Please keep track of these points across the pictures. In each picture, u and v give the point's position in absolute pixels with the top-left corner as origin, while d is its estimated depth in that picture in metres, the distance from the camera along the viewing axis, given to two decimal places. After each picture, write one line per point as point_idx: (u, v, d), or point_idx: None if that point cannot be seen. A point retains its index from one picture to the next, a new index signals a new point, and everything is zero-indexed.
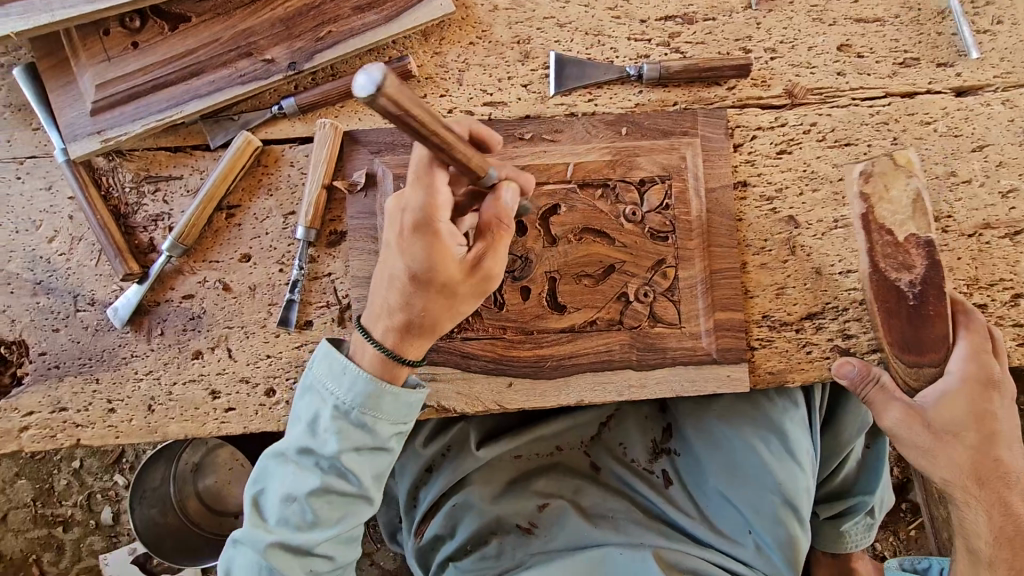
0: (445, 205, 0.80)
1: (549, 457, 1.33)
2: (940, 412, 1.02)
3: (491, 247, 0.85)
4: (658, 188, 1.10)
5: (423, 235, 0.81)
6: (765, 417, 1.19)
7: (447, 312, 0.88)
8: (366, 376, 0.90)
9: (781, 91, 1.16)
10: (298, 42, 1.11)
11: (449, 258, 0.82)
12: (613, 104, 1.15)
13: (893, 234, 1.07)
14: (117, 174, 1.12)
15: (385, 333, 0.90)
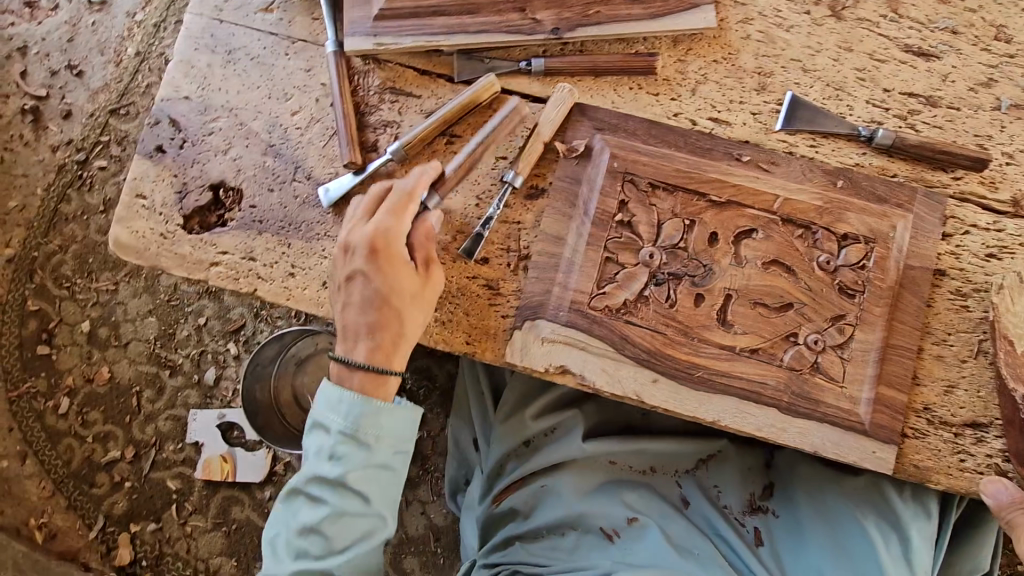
0: (391, 227, 1.07)
1: (641, 474, 1.27)
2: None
3: (435, 258, 1.11)
4: (859, 247, 1.10)
5: (375, 260, 1.06)
6: (893, 516, 1.14)
7: (417, 318, 1.08)
8: (359, 398, 1.06)
9: (1008, 197, 1.14)
10: (566, 12, 1.20)
11: (391, 273, 1.06)
12: (834, 156, 1.16)
13: (1013, 345, 1.08)
14: (368, 77, 1.24)
15: (367, 355, 1.07)
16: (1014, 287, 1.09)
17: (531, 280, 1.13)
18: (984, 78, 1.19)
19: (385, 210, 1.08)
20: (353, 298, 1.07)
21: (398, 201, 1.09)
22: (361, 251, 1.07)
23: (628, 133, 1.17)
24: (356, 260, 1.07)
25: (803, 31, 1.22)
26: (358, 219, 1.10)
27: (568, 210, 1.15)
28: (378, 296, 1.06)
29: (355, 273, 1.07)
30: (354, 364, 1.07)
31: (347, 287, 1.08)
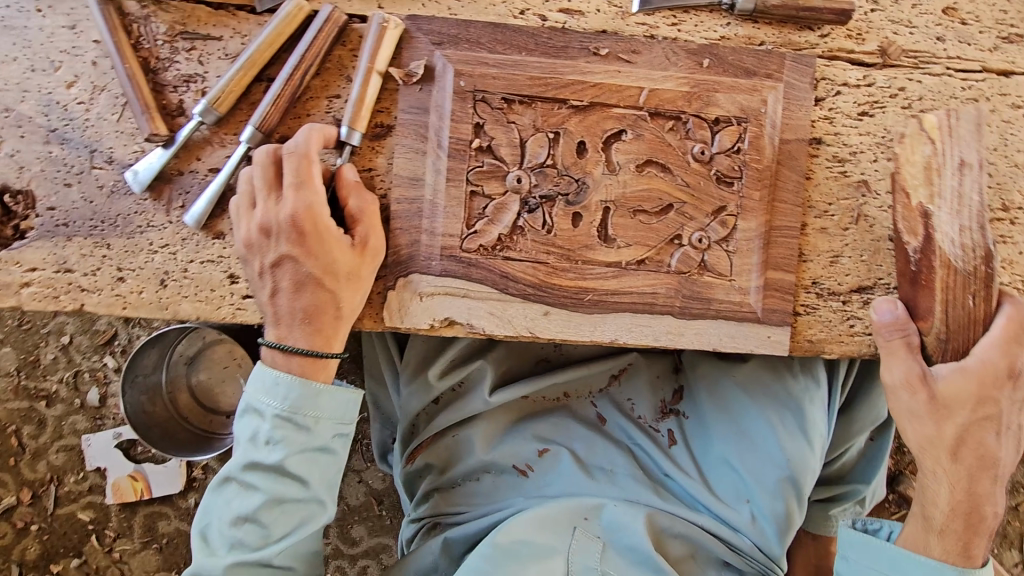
0: (305, 203, 0.93)
1: (555, 402, 1.30)
2: (945, 386, 0.99)
3: (376, 227, 0.99)
4: (732, 130, 1.03)
5: (300, 243, 0.93)
6: (786, 395, 1.20)
7: (357, 296, 0.97)
8: (297, 380, 0.96)
9: (875, 47, 1.09)
10: None
11: (314, 254, 0.94)
12: (697, 32, 1.06)
13: (906, 198, 1.01)
14: (150, 24, 1.01)
15: (307, 338, 0.96)
16: (912, 136, 1.01)
17: (396, 233, 1.02)
18: None
19: (291, 183, 0.94)
20: (282, 284, 0.95)
21: (301, 170, 0.94)
22: (282, 236, 0.94)
23: (471, 43, 1.02)
24: (278, 246, 0.94)
25: None
26: (267, 198, 0.95)
27: (419, 145, 1.01)
28: (310, 279, 0.94)
29: (280, 258, 0.95)
30: (290, 348, 0.96)
31: (270, 273, 0.96)
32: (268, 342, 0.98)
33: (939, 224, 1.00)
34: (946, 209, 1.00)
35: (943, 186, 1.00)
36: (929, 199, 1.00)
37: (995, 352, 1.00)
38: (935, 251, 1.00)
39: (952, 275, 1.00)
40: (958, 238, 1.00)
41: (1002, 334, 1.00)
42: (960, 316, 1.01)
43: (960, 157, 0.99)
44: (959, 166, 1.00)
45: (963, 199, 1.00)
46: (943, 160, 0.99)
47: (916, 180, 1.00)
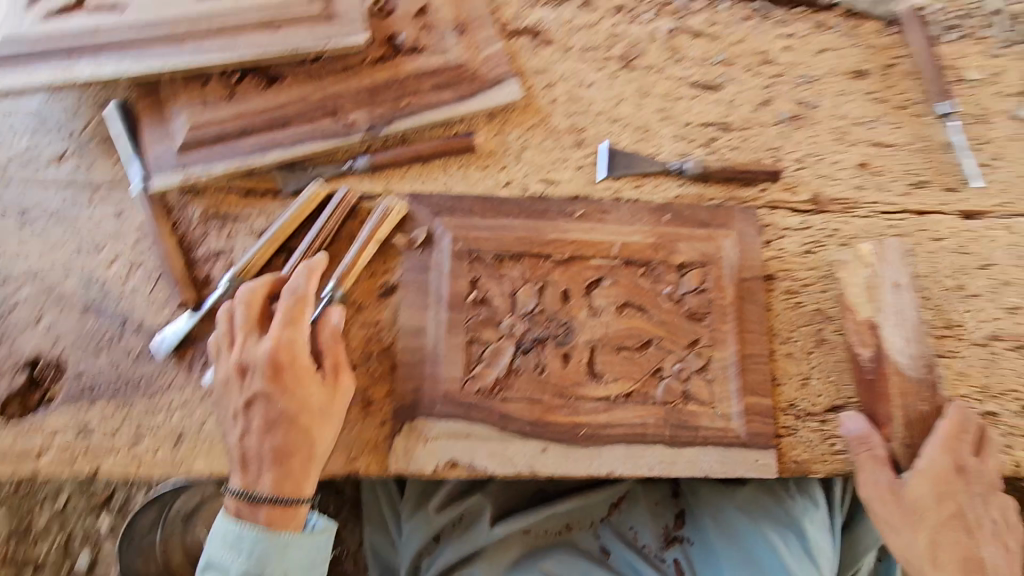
0: (285, 344, 1.03)
1: (559, 535, 1.29)
2: (911, 492, 1.09)
3: (346, 366, 1.07)
4: (697, 273, 1.18)
5: (275, 380, 1.01)
6: (787, 519, 1.21)
7: (327, 434, 1.04)
8: (261, 531, 1.01)
9: (808, 197, 1.28)
10: (378, 108, 1.19)
11: (287, 391, 1.01)
12: (657, 192, 1.25)
13: (855, 314, 1.20)
14: (187, 209, 1.17)
15: (277, 482, 1.01)
16: (853, 263, 1.24)
17: (400, 380, 1.10)
18: (764, 98, 1.34)
19: (276, 325, 1.04)
20: (253, 423, 1.02)
21: (288, 314, 1.04)
22: (258, 374, 1.02)
23: (466, 212, 1.19)
24: (253, 384, 1.02)
25: (603, 85, 1.32)
26: (248, 337, 1.04)
27: (422, 301, 1.14)
28: (282, 419, 1.01)
29: (255, 396, 1.02)
30: (257, 496, 1.01)
31: (245, 411, 1.02)
32: (234, 488, 1.02)
33: (886, 335, 1.18)
34: (891, 323, 1.19)
35: (885, 302, 1.20)
36: (874, 314, 1.20)
37: (942, 455, 1.11)
38: (888, 358, 1.17)
39: (905, 381, 1.16)
40: (907, 348, 1.18)
41: (945, 436, 1.12)
42: (910, 419, 1.15)
43: (893, 279, 1.22)
44: (894, 287, 1.22)
45: (904, 315, 1.20)
46: (883, 280, 1.22)
47: (860, 297, 1.20)
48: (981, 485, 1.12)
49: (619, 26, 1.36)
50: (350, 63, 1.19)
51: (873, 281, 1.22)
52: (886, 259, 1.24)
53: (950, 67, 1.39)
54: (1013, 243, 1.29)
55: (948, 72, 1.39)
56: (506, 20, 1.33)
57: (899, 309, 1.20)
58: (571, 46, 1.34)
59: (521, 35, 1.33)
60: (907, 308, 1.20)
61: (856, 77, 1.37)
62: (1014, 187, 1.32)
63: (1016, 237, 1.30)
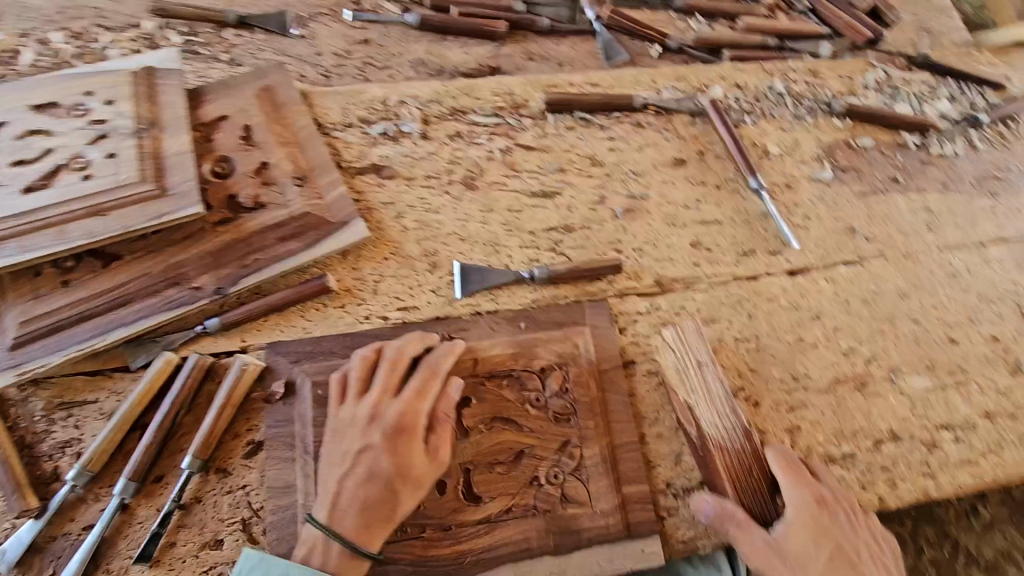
0: (405, 406, 1.08)
1: None
2: (787, 545, 1.07)
3: (455, 437, 1.11)
4: (558, 374, 1.23)
5: (396, 437, 1.05)
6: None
7: (413, 501, 1.05)
8: (309, 573, 0.99)
9: (651, 281, 1.39)
10: (224, 269, 1.22)
11: (409, 453, 1.05)
12: (512, 301, 1.33)
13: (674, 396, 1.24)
14: (29, 403, 1.13)
15: (357, 532, 1.01)
16: (661, 346, 1.27)
17: (273, 543, 1.07)
18: (598, 198, 1.47)
19: (414, 386, 1.11)
20: (354, 472, 1.04)
21: (422, 380, 1.13)
22: (381, 428, 1.06)
23: (326, 355, 1.21)
24: (372, 436, 1.06)
25: (450, 208, 1.41)
26: (383, 393, 1.10)
27: (288, 455, 1.12)
28: (382, 477, 1.03)
29: (368, 448, 1.05)
30: (337, 536, 1.00)
31: (360, 456, 1.05)
32: (316, 522, 1.02)
33: (702, 415, 1.21)
34: (702, 402, 1.22)
35: (693, 383, 1.23)
36: (688, 395, 1.23)
37: (795, 493, 1.12)
38: (707, 438, 1.19)
39: (727, 454, 1.18)
40: (719, 423, 1.20)
41: (785, 473, 1.14)
42: (750, 477, 1.17)
43: (698, 359, 1.24)
44: (700, 365, 1.24)
45: (712, 391, 1.23)
46: (689, 364, 1.24)
47: (675, 381, 1.24)
48: (844, 507, 1.13)
49: (458, 151, 1.47)
50: (192, 232, 1.22)
51: (681, 364, 1.24)
52: (690, 341, 1.26)
53: (756, 145, 1.57)
54: (838, 292, 1.44)
55: (755, 149, 1.57)
56: (349, 162, 1.42)
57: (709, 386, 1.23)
58: (414, 176, 1.43)
59: (366, 174, 1.41)
60: (717, 383, 1.23)
61: (677, 165, 1.53)
62: (828, 242, 1.49)
63: (838, 285, 1.44)
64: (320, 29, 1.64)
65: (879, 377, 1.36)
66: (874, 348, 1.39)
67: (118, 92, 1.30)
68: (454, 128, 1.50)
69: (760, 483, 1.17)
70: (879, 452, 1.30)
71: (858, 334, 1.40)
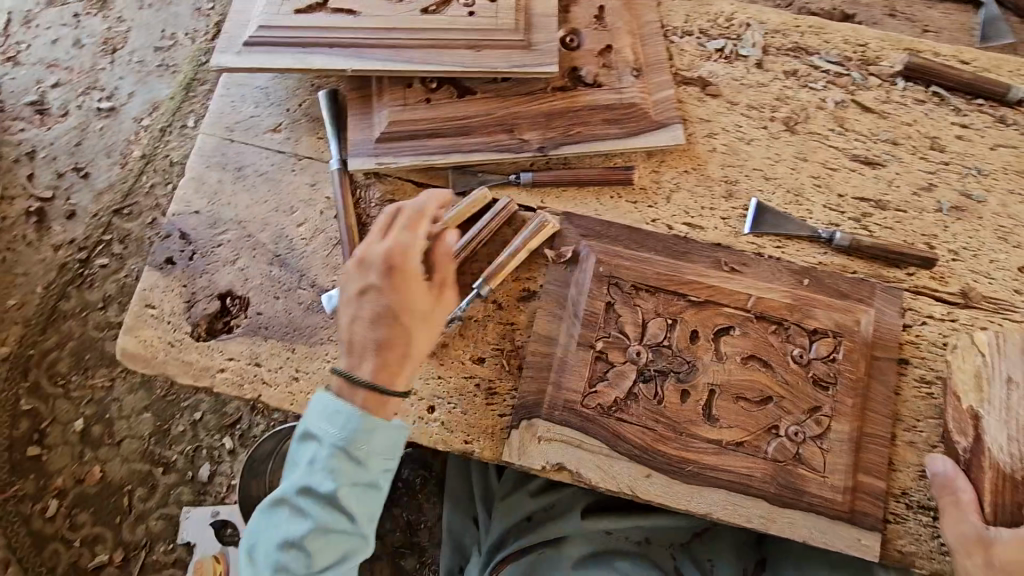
0: (401, 245, 1.10)
1: (638, 546, 1.33)
2: (1007, 552, 1.00)
3: (450, 282, 1.14)
4: (828, 341, 1.19)
5: (388, 277, 1.09)
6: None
7: (424, 341, 1.10)
8: (358, 411, 1.05)
9: (957, 289, 1.26)
10: (551, 132, 1.31)
11: (402, 293, 1.08)
12: (798, 255, 1.28)
13: (956, 400, 1.15)
14: (369, 191, 1.33)
15: (376, 372, 1.07)
16: (965, 346, 1.17)
17: (525, 379, 1.19)
18: (926, 184, 1.33)
19: (400, 225, 1.13)
20: (363, 312, 1.09)
21: (413, 221, 1.14)
22: (376, 269, 1.10)
23: (611, 238, 1.27)
24: (370, 275, 1.10)
25: (763, 144, 1.37)
26: (376, 236, 1.13)
27: (557, 313, 1.22)
28: (390, 314, 1.08)
29: (369, 288, 1.09)
30: (358, 381, 1.06)
31: (362, 295, 1.10)
32: (340, 371, 1.08)
33: (988, 429, 1.11)
34: (994, 416, 1.12)
35: (992, 394, 1.13)
36: (978, 403, 1.13)
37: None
38: (985, 451, 1.10)
39: (1004, 471, 1.08)
40: (1007, 445, 1.09)
41: None
42: (1016, 492, 1.07)
43: (1007, 374, 1.13)
44: (1007, 382, 1.13)
45: (1013, 411, 1.11)
46: (995, 374, 1.14)
47: (966, 385, 1.14)
48: None
49: (788, 90, 1.40)
50: (532, 89, 1.32)
51: (981, 370, 1.15)
52: (1004, 351, 1.15)
53: None
54: None
55: None
56: (679, 70, 1.42)
57: (1009, 403, 1.12)
58: (737, 102, 1.40)
59: (691, 85, 1.40)
60: (1021, 405, 1.11)
61: None
62: None
63: None
64: None
65: None
66: None
67: None
68: (792, 65, 1.42)
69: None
70: None
71: None
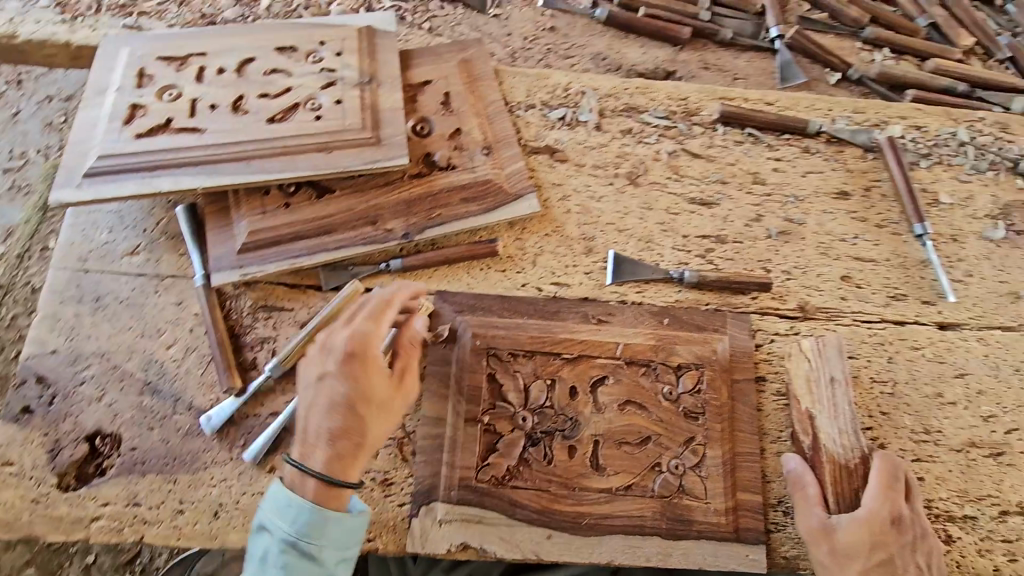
0: (365, 334, 1.12)
1: None
2: (846, 536, 1.13)
3: (413, 369, 1.17)
4: (692, 374, 1.30)
5: (348, 364, 1.10)
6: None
7: (380, 427, 1.11)
8: (308, 504, 1.06)
9: (795, 305, 1.41)
10: (413, 218, 1.36)
11: (368, 382, 1.10)
12: (658, 297, 1.40)
13: (799, 403, 1.28)
14: (239, 300, 1.33)
15: (328, 462, 1.07)
16: (794, 354, 1.32)
17: (419, 465, 1.21)
18: (755, 215, 1.49)
19: (364, 316, 1.15)
20: (319, 401, 1.10)
21: (378, 310, 1.16)
22: (333, 356, 1.12)
23: (485, 310, 1.33)
24: (327, 362, 1.12)
25: (611, 199, 1.49)
26: (338, 324, 1.16)
27: (442, 392, 1.26)
28: (352, 402, 1.08)
29: (326, 374, 1.11)
30: (308, 470, 1.07)
31: (314, 382, 1.11)
32: (292, 461, 1.09)
33: (822, 427, 1.24)
34: (826, 414, 1.26)
35: (820, 395, 1.27)
36: (812, 405, 1.27)
37: (877, 501, 1.15)
38: (823, 448, 1.22)
39: (839, 466, 1.21)
40: (839, 439, 1.23)
41: (880, 484, 1.17)
42: (850, 481, 1.19)
43: (830, 375, 1.28)
44: (830, 381, 1.28)
45: (838, 408, 1.26)
46: (821, 377, 1.28)
47: (801, 389, 1.28)
48: (914, 533, 1.15)
49: (627, 146, 1.54)
50: (391, 179, 1.37)
51: (811, 375, 1.29)
52: (825, 355, 1.30)
53: (927, 190, 1.53)
54: (988, 354, 1.40)
55: (924, 195, 1.53)
56: (527, 141, 1.52)
57: (834, 400, 1.27)
58: (583, 163, 1.51)
59: (539, 154, 1.51)
60: (842, 403, 1.26)
61: (839, 198, 1.53)
62: (987, 302, 1.44)
63: (990, 348, 1.41)
64: (513, 11, 1.74)
65: (1017, 449, 1.33)
66: (1017, 420, 1.35)
67: (347, 45, 1.48)
68: (627, 124, 1.56)
69: (858, 488, 1.19)
70: (1003, 523, 1.27)
71: (1002, 402, 1.36)
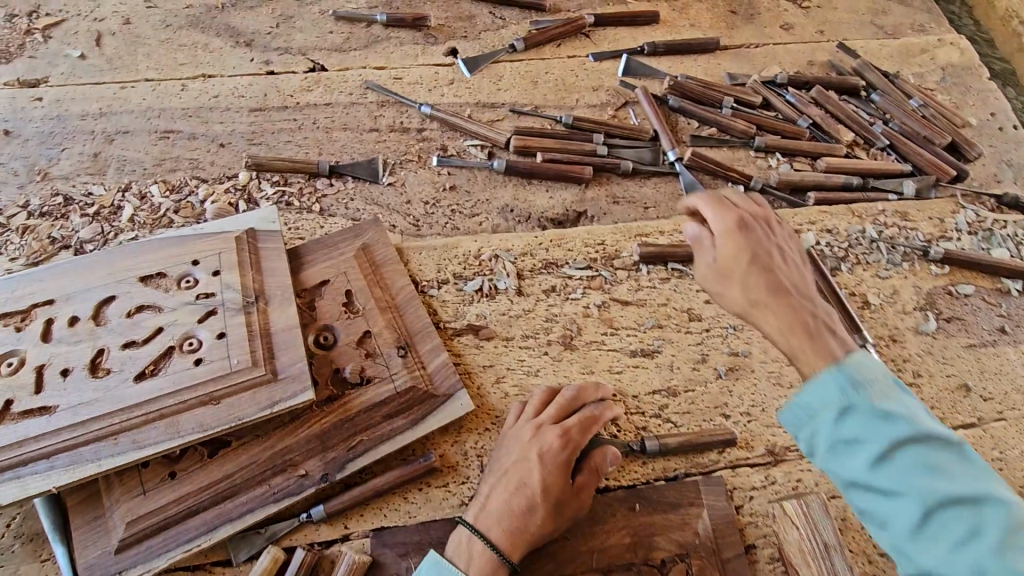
0: (569, 436, 1.18)
1: None
2: (717, 252, 1.05)
3: (591, 485, 1.17)
4: (680, 566, 1.15)
5: (562, 461, 1.15)
6: (853, 375, 0.85)
7: (548, 522, 1.10)
8: None
9: (764, 450, 1.32)
10: (331, 452, 1.17)
11: (562, 478, 1.13)
12: (623, 478, 1.27)
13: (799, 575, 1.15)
14: None
15: (503, 536, 1.08)
16: (780, 519, 1.20)
17: None
18: (699, 356, 1.41)
19: (580, 418, 1.21)
20: (506, 483, 1.13)
21: (585, 417, 1.22)
22: (540, 445, 1.16)
23: (434, 545, 1.14)
24: (534, 449, 1.16)
25: (549, 370, 1.36)
26: (547, 420, 1.21)
27: None
28: (536, 490, 1.11)
29: (530, 457, 1.15)
30: (483, 540, 1.08)
31: (518, 468, 1.14)
32: (466, 523, 1.11)
33: None
34: None
35: (820, 565, 1.14)
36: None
37: (719, 214, 1.07)
38: None
39: None
40: None
41: (710, 206, 1.09)
42: None
43: (824, 539, 1.16)
44: (826, 548, 1.16)
45: None
46: (816, 544, 1.16)
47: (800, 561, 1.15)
48: (760, 223, 1.09)
49: (553, 307, 1.44)
50: (298, 412, 1.18)
51: (804, 542, 1.17)
52: (812, 516, 1.19)
53: (854, 293, 1.52)
54: None
55: (854, 299, 1.51)
56: (446, 322, 1.40)
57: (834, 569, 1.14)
58: (511, 336, 1.39)
59: (463, 335, 1.38)
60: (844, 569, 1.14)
61: None
62: (943, 401, 1.39)
63: None
64: (408, 177, 1.65)
65: None
66: None
67: (224, 259, 1.31)
68: (548, 282, 1.47)
69: None
70: None
71: None
